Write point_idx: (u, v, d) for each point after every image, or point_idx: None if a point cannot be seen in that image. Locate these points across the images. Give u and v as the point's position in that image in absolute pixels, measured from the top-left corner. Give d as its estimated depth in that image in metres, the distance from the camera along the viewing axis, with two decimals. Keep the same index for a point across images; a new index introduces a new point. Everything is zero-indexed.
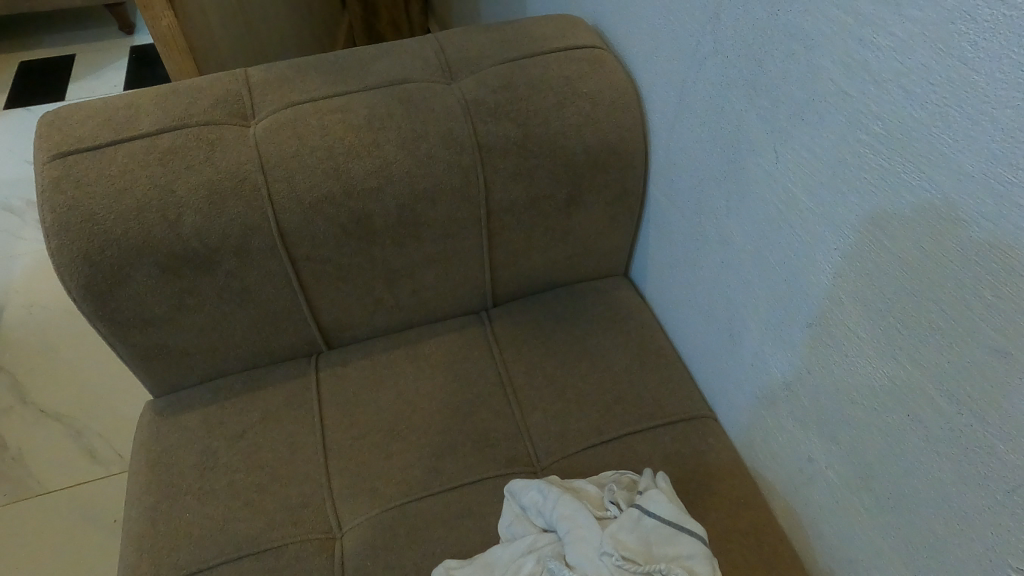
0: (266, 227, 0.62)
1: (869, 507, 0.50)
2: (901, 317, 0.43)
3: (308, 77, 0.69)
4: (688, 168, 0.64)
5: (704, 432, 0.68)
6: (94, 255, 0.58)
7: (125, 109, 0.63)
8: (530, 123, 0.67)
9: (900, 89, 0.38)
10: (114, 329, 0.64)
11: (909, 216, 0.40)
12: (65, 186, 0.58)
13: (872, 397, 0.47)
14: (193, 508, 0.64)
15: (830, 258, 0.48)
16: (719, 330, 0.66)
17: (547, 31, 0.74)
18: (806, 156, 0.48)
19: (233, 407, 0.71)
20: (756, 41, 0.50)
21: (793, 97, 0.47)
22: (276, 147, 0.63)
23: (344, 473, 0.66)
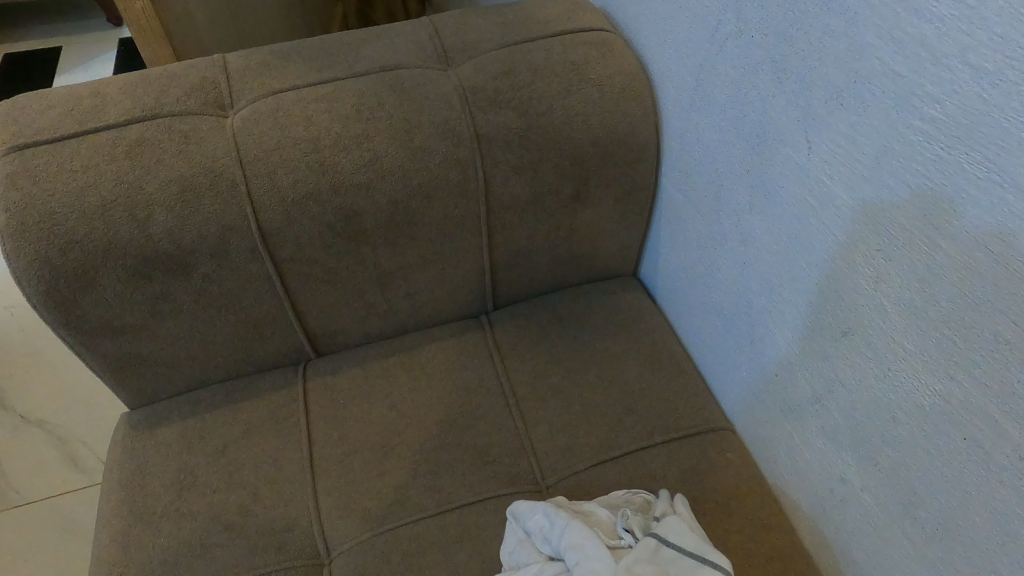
0: (245, 227, 0.57)
1: (912, 536, 0.45)
2: (958, 327, 0.38)
3: (291, 62, 0.63)
4: (704, 160, 0.59)
5: (721, 446, 0.63)
6: (54, 258, 0.53)
7: (89, 98, 0.58)
8: (533, 112, 0.62)
9: (965, 66, 0.33)
10: (80, 338, 0.59)
11: (970, 212, 0.35)
12: (21, 182, 0.53)
13: (918, 415, 0.42)
14: (167, 532, 0.58)
15: (870, 260, 0.43)
16: (738, 336, 0.61)
17: (550, 13, 0.69)
18: (844, 146, 0.43)
19: (214, 421, 0.66)
20: (787, 17, 0.45)
21: (830, 80, 0.42)
22: (255, 139, 0.58)
23: (333, 492, 0.61)
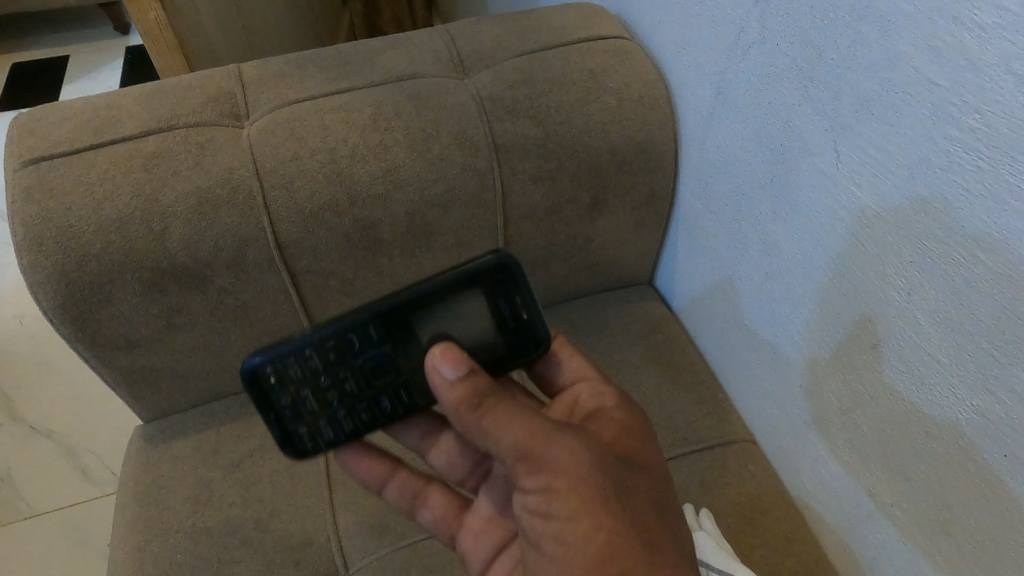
0: (262, 238, 0.56)
1: (946, 553, 0.44)
2: (998, 341, 0.37)
3: (307, 72, 0.63)
4: (725, 169, 0.58)
5: (743, 458, 0.63)
6: (71, 272, 0.52)
7: (105, 110, 0.58)
8: (551, 120, 0.61)
9: (1009, 75, 0.33)
10: (96, 352, 0.58)
11: (1014, 223, 0.34)
12: (37, 196, 0.52)
13: (954, 431, 0.41)
14: (183, 549, 0.58)
15: (902, 271, 0.42)
16: (760, 346, 0.60)
17: (566, 21, 0.69)
18: (875, 157, 0.42)
19: (229, 434, 0.65)
20: (814, 26, 0.44)
21: (860, 89, 0.42)
22: (272, 150, 0.57)
23: (351, 507, 0.60)
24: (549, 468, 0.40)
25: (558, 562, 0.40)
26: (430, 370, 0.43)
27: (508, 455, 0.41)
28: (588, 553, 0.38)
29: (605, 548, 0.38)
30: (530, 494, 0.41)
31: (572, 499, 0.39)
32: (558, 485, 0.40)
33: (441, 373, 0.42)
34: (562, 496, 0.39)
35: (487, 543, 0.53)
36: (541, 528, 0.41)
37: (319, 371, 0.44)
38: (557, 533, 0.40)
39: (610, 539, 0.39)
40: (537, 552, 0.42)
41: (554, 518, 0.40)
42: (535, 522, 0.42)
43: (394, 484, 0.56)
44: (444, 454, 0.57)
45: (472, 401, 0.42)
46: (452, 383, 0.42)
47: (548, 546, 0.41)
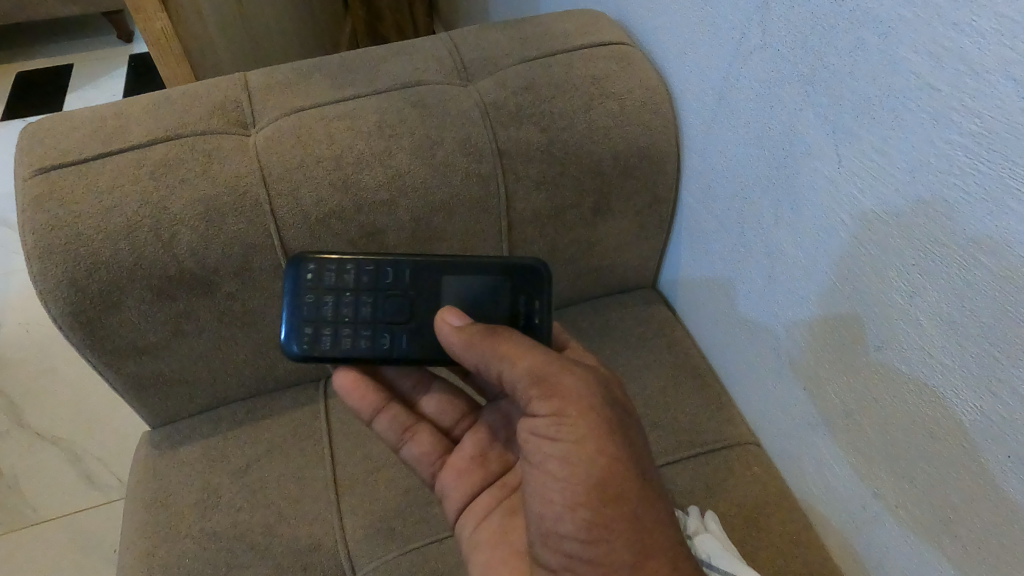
0: (270, 245, 0.57)
1: (951, 554, 0.45)
2: (1000, 342, 0.37)
3: (312, 80, 0.64)
4: (727, 173, 0.59)
5: (747, 460, 0.63)
6: (81, 279, 0.53)
7: (114, 119, 0.59)
8: (554, 126, 0.62)
9: (1008, 79, 0.33)
10: (104, 358, 0.59)
11: (1014, 226, 0.35)
12: (47, 204, 0.53)
13: (958, 432, 0.41)
14: (192, 553, 0.58)
15: (904, 274, 0.42)
16: (764, 349, 0.60)
17: (568, 28, 0.69)
18: (876, 161, 0.42)
19: (236, 439, 0.66)
20: (814, 32, 0.45)
21: (861, 93, 0.42)
22: (278, 157, 0.58)
23: (358, 511, 0.61)
24: (561, 396, 0.43)
25: (560, 482, 0.43)
26: (440, 321, 0.48)
27: (520, 383, 0.44)
28: (590, 474, 0.43)
29: (607, 472, 0.43)
30: (540, 422, 0.44)
31: (580, 425, 0.43)
32: (569, 411, 0.43)
33: (449, 321, 0.48)
34: (572, 421, 0.43)
35: (471, 481, 0.58)
36: (544, 450, 0.44)
37: (350, 286, 0.51)
38: (563, 456, 0.43)
39: (611, 465, 0.43)
40: (537, 470, 0.45)
41: (559, 442, 0.43)
42: (542, 445, 0.44)
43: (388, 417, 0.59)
44: (435, 401, 0.62)
45: (483, 335, 0.46)
46: (459, 329, 0.47)
47: (549, 466, 0.44)
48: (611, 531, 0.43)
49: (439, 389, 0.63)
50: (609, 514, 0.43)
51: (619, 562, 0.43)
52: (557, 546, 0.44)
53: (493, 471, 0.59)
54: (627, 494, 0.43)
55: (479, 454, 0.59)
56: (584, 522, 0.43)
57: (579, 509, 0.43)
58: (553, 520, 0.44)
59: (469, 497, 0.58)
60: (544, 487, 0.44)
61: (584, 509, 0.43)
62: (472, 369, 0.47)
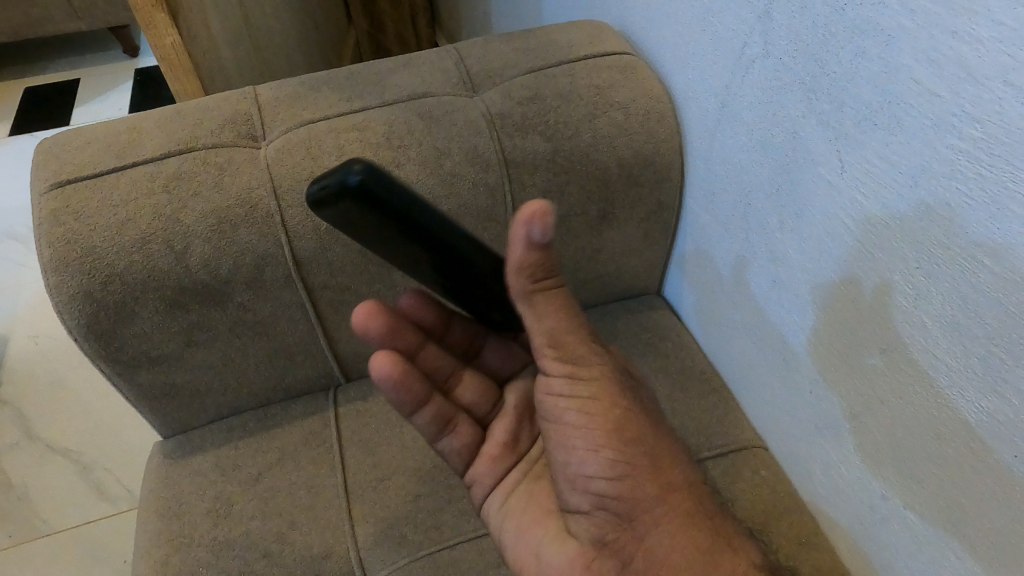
0: (280, 255, 0.58)
1: (960, 555, 0.45)
2: (1004, 343, 0.38)
3: (320, 94, 0.65)
4: (731, 180, 0.60)
5: (755, 464, 0.64)
6: (96, 291, 0.54)
7: (127, 134, 0.60)
8: (560, 136, 0.63)
9: (1007, 86, 0.34)
10: (118, 369, 0.59)
11: (1016, 229, 0.35)
12: (63, 217, 0.54)
13: (966, 434, 0.42)
14: (206, 561, 0.59)
15: (908, 276, 0.43)
16: (771, 353, 0.61)
17: (572, 38, 0.70)
18: (879, 166, 0.43)
19: (247, 448, 0.67)
20: (816, 40, 0.45)
21: (863, 100, 0.43)
22: (289, 170, 0.58)
23: (369, 518, 0.61)
24: (577, 361, 0.49)
25: (580, 429, 0.50)
26: (525, 215, 0.40)
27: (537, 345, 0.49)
28: (607, 420, 0.49)
29: (621, 418, 0.49)
30: (556, 381, 0.50)
31: (593, 381, 0.49)
32: (583, 372, 0.49)
33: (527, 228, 0.41)
34: (587, 379, 0.49)
35: (500, 466, 0.59)
36: (562, 406, 0.50)
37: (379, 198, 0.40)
38: (580, 407, 0.50)
39: (626, 412, 0.49)
40: (558, 424, 0.51)
41: (575, 397, 0.50)
42: (557, 402, 0.51)
43: (428, 410, 0.58)
44: (468, 390, 0.62)
45: (536, 270, 0.43)
46: (528, 247, 0.42)
47: (568, 418, 0.50)
48: (634, 466, 0.48)
49: (470, 378, 0.63)
50: (631, 452, 0.49)
51: (645, 496, 0.48)
52: (585, 487, 0.50)
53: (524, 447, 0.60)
54: (643, 435, 0.49)
55: (508, 439, 0.60)
56: (607, 461, 0.48)
57: (602, 449, 0.49)
58: (579, 464, 0.50)
59: (499, 475, 0.59)
60: (568, 437, 0.51)
61: (607, 449, 0.49)
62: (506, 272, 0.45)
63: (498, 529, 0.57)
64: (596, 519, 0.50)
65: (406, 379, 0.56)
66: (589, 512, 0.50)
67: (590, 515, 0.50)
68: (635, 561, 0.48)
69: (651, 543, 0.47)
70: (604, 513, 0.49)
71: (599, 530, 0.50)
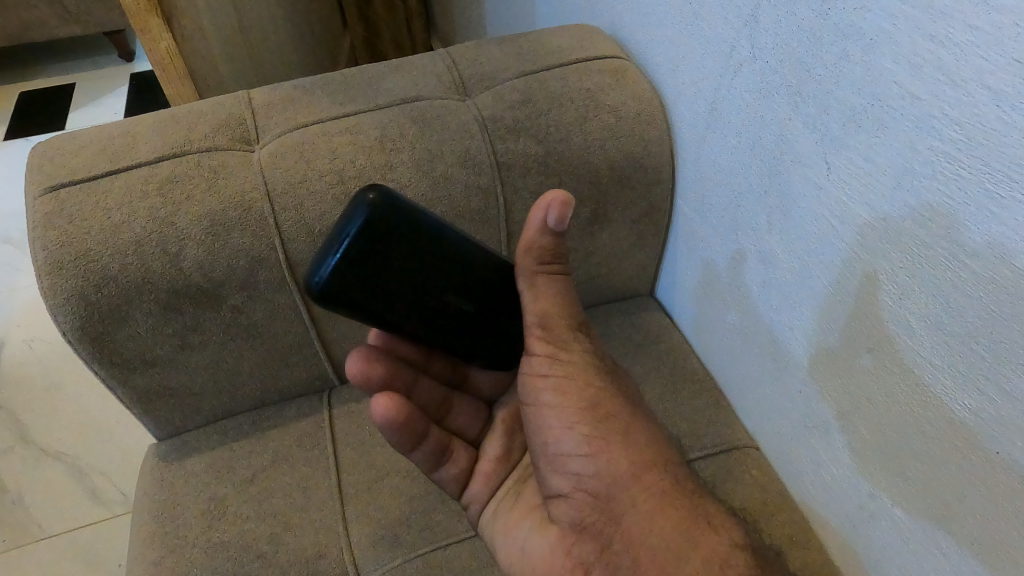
0: (274, 257, 0.58)
1: (947, 551, 0.45)
2: (987, 342, 0.38)
3: (313, 97, 0.65)
4: (720, 182, 0.60)
5: (746, 463, 0.64)
6: (90, 294, 0.54)
7: (121, 138, 0.60)
8: (551, 138, 0.63)
9: (985, 89, 0.35)
10: (112, 371, 0.60)
11: (996, 228, 0.36)
12: (57, 221, 0.54)
13: (952, 432, 0.42)
14: (200, 563, 0.59)
15: (893, 277, 0.44)
16: (761, 353, 0.61)
17: (563, 42, 0.71)
18: (864, 168, 0.44)
19: (242, 450, 0.67)
20: (801, 44, 0.46)
21: (848, 103, 0.44)
22: (282, 172, 0.59)
23: (363, 518, 0.62)
24: (557, 340, 0.49)
25: (557, 409, 0.50)
26: (542, 204, 0.44)
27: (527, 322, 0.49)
28: (582, 398, 0.49)
29: (597, 398, 0.50)
30: (534, 360, 0.50)
31: (570, 361, 0.50)
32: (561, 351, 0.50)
33: (543, 214, 0.44)
34: (565, 359, 0.50)
35: (496, 483, 0.59)
36: (540, 386, 0.51)
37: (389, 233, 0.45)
38: (556, 386, 0.50)
39: (599, 391, 0.50)
40: (536, 406, 0.51)
41: (551, 377, 0.50)
42: (535, 382, 0.51)
43: (425, 445, 0.57)
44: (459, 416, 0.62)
45: (543, 257, 0.46)
46: (542, 232, 0.45)
47: (545, 398, 0.51)
48: (609, 443, 0.49)
49: (460, 402, 0.62)
50: (606, 429, 0.49)
51: (621, 474, 0.48)
52: (564, 468, 0.50)
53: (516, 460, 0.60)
54: (618, 413, 0.50)
55: (501, 455, 0.60)
56: (582, 438, 0.49)
57: (577, 426, 0.49)
58: (557, 444, 0.50)
59: (495, 491, 0.58)
60: (544, 417, 0.51)
61: (582, 426, 0.49)
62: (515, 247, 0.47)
63: (491, 537, 0.57)
64: (576, 502, 0.50)
65: (407, 418, 0.54)
66: (568, 495, 0.50)
67: (569, 497, 0.50)
68: (613, 543, 0.47)
69: (627, 523, 0.47)
70: (582, 494, 0.49)
71: (578, 513, 0.49)
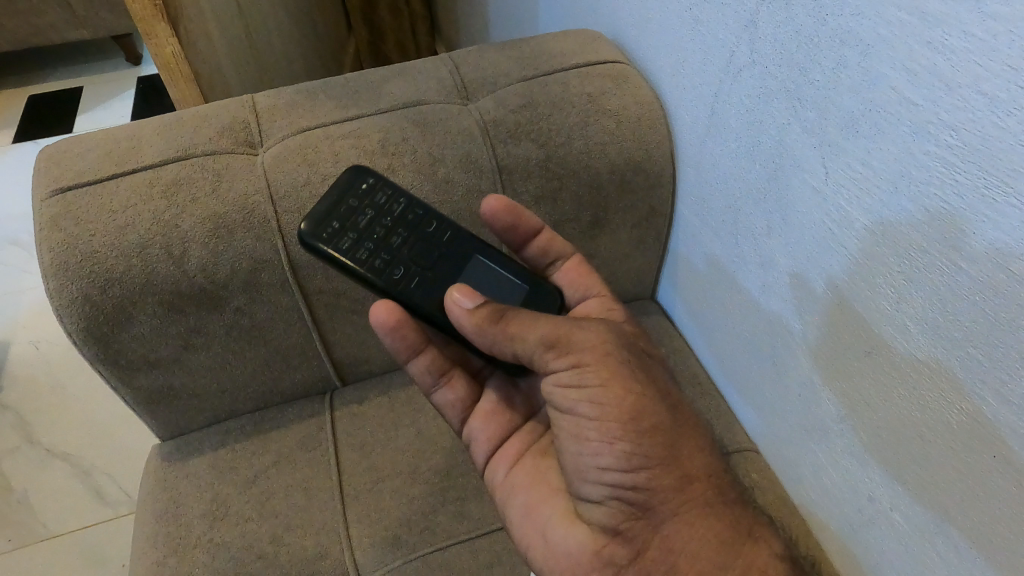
0: (276, 259, 0.59)
1: (944, 555, 0.45)
2: (982, 344, 0.39)
3: (317, 101, 0.66)
4: (720, 186, 0.61)
5: (746, 466, 0.64)
6: (95, 295, 0.55)
7: (126, 141, 0.61)
8: (552, 142, 0.64)
9: (980, 95, 0.35)
10: (117, 372, 0.60)
11: (992, 232, 0.36)
12: (63, 223, 0.55)
13: (948, 435, 0.43)
14: (202, 562, 0.59)
15: (890, 280, 0.44)
16: (760, 357, 0.61)
17: (564, 47, 0.71)
18: (861, 172, 0.44)
19: (244, 451, 0.67)
20: (800, 49, 0.46)
21: (845, 108, 0.44)
22: (285, 175, 0.60)
23: (364, 519, 0.62)
24: (576, 348, 0.47)
25: (595, 421, 0.46)
26: (449, 302, 0.49)
27: (535, 350, 0.48)
28: (624, 410, 0.46)
29: (637, 407, 0.46)
30: (561, 371, 0.47)
31: (600, 368, 0.47)
32: (587, 359, 0.47)
33: (461, 304, 0.49)
34: (593, 367, 0.47)
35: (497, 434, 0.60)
36: (571, 396, 0.47)
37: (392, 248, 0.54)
38: (592, 397, 0.46)
39: (640, 400, 0.46)
40: (570, 415, 0.48)
41: (586, 387, 0.47)
42: (567, 393, 0.47)
43: (423, 359, 0.59)
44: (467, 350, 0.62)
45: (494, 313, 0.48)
46: (473, 311, 0.48)
47: (581, 409, 0.47)
48: (651, 457, 0.46)
49: None
50: (648, 444, 0.46)
51: (664, 487, 0.46)
52: (598, 479, 0.47)
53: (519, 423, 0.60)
54: (661, 426, 0.47)
55: (501, 401, 0.61)
56: (623, 454, 0.46)
57: (618, 442, 0.46)
58: (592, 456, 0.47)
59: (496, 445, 0.59)
60: (579, 427, 0.47)
61: (623, 441, 0.46)
62: (486, 349, 0.50)
63: (504, 503, 0.56)
64: (609, 509, 0.48)
65: (403, 328, 0.56)
66: (601, 501, 0.48)
67: (603, 504, 0.48)
68: (649, 551, 0.46)
69: (667, 532, 0.46)
70: (618, 503, 0.47)
71: (612, 519, 0.48)
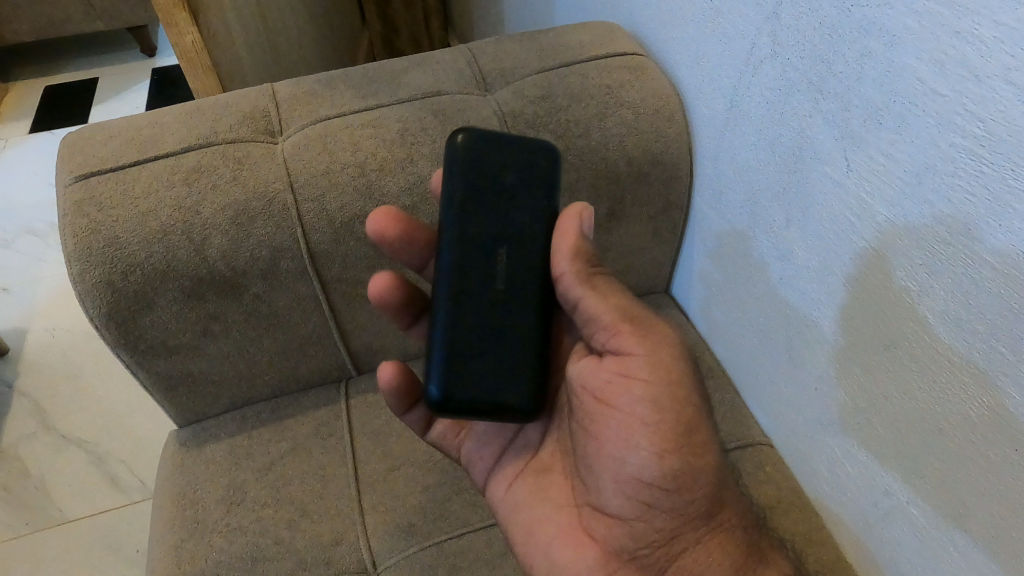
0: (295, 247, 0.59)
1: (962, 549, 0.45)
2: (1008, 338, 0.38)
3: (337, 91, 0.66)
4: (738, 179, 0.60)
5: (762, 461, 0.64)
6: (117, 280, 0.55)
7: (148, 128, 0.62)
8: (570, 134, 0.64)
9: (1009, 85, 0.35)
10: (136, 358, 0.61)
11: (1018, 225, 0.36)
12: (86, 209, 0.56)
13: (968, 429, 0.43)
14: (219, 547, 0.60)
15: (912, 274, 0.44)
16: (777, 351, 0.61)
17: (583, 38, 0.71)
18: (884, 165, 0.44)
19: (261, 437, 0.68)
20: (823, 41, 0.46)
21: (869, 100, 0.44)
22: (305, 165, 0.60)
23: (379, 507, 0.63)
24: (649, 341, 0.48)
25: (649, 432, 0.47)
26: (580, 212, 0.49)
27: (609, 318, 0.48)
28: (680, 425, 0.47)
29: (691, 423, 0.47)
30: (631, 359, 0.48)
31: (669, 368, 0.47)
32: (660, 357, 0.48)
33: (581, 220, 0.49)
34: (662, 366, 0.47)
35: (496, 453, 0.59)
36: (633, 396, 0.47)
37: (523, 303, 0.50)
38: (654, 402, 0.47)
39: (695, 415, 0.47)
40: (623, 415, 0.48)
41: (648, 389, 0.47)
42: (630, 388, 0.47)
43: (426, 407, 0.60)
44: None
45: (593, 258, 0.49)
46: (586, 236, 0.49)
47: (636, 410, 0.47)
48: (693, 480, 0.47)
49: None
50: (694, 464, 0.47)
51: (696, 513, 0.48)
52: (633, 494, 0.48)
53: (510, 436, 0.59)
54: (706, 444, 0.47)
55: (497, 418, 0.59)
56: (670, 469, 0.46)
57: (667, 457, 0.46)
58: (637, 467, 0.47)
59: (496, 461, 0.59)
60: (631, 433, 0.47)
61: (672, 458, 0.46)
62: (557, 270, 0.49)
63: (507, 519, 0.56)
64: (635, 528, 0.49)
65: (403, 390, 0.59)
66: (627, 519, 0.49)
67: (631, 523, 0.49)
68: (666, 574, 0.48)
69: (688, 558, 0.48)
70: (646, 524, 0.49)
71: (634, 541, 0.49)
